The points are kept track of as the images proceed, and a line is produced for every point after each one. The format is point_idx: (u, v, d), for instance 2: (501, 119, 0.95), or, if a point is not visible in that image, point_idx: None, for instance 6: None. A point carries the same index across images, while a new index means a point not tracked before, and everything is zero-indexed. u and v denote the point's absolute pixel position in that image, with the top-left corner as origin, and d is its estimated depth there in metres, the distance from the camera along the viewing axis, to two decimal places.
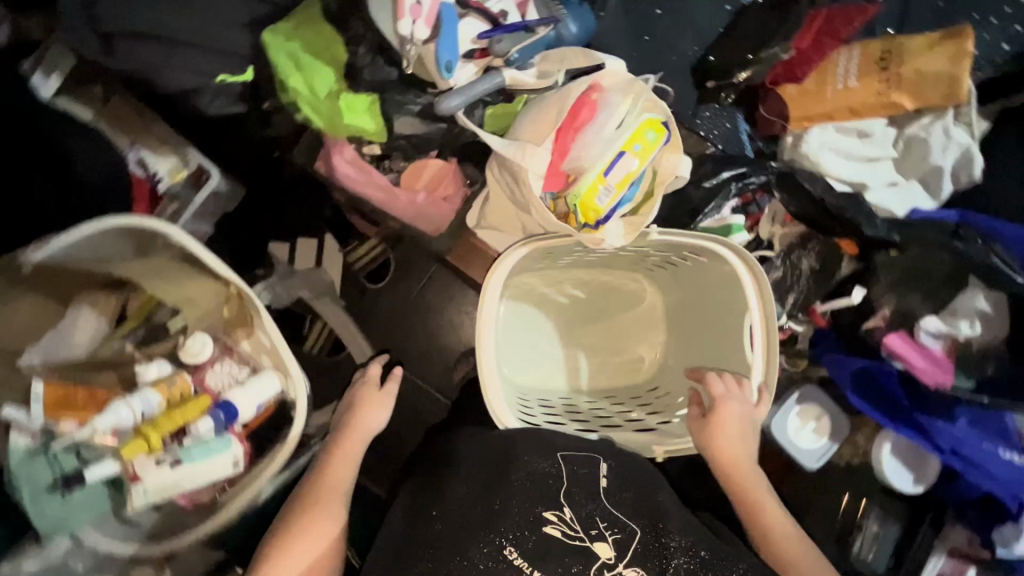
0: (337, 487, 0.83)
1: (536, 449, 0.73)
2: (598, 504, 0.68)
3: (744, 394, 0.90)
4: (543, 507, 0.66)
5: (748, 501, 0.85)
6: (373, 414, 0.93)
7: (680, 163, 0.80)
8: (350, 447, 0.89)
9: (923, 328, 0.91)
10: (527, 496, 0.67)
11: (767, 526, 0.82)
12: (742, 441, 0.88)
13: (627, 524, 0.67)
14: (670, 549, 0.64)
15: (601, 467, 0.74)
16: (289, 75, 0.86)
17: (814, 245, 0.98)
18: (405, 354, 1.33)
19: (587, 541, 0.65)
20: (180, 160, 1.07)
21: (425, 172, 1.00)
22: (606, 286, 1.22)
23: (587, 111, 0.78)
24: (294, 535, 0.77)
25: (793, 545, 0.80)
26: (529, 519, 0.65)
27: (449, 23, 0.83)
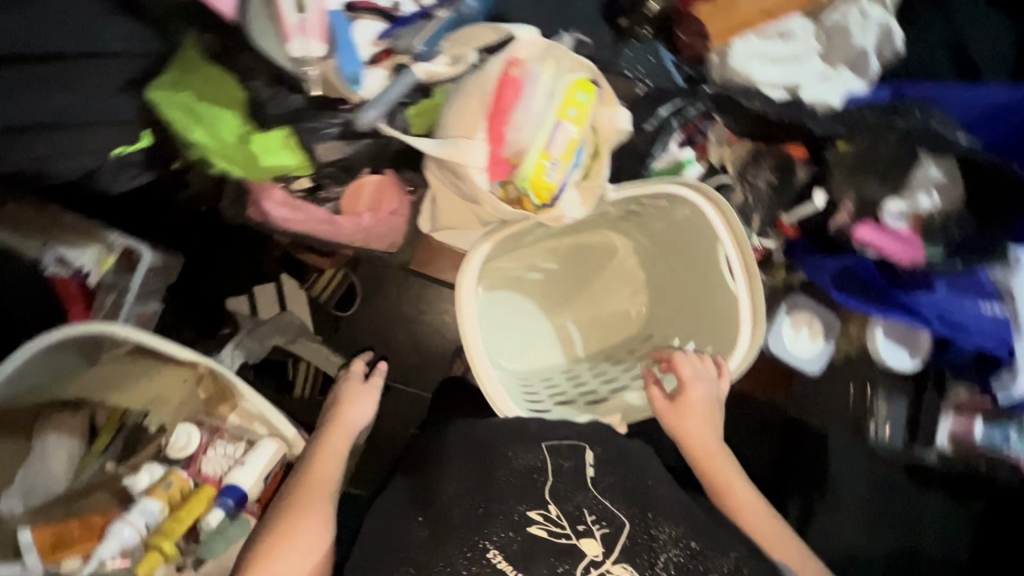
0: (324, 485, 0.75)
1: (519, 442, 0.67)
2: (586, 495, 0.62)
3: (710, 369, 0.90)
4: (528, 506, 0.60)
5: (718, 482, 0.85)
6: (358, 409, 0.86)
7: (618, 116, 0.78)
8: (335, 444, 0.81)
9: (887, 211, 0.91)
10: (512, 492, 0.61)
11: (738, 505, 0.83)
12: (708, 422, 0.89)
13: (616, 516, 0.60)
14: (660, 542, 0.59)
15: (590, 455, 0.67)
16: (190, 130, 0.80)
17: (766, 159, 0.97)
18: (398, 372, 1.31)
19: (573, 537, 0.58)
20: (104, 248, 0.98)
21: (363, 193, 0.94)
22: (576, 250, 1.20)
23: (512, 89, 0.74)
24: (275, 541, 0.68)
25: (755, 513, 0.82)
26: (514, 519, 0.59)
27: (342, 33, 0.77)
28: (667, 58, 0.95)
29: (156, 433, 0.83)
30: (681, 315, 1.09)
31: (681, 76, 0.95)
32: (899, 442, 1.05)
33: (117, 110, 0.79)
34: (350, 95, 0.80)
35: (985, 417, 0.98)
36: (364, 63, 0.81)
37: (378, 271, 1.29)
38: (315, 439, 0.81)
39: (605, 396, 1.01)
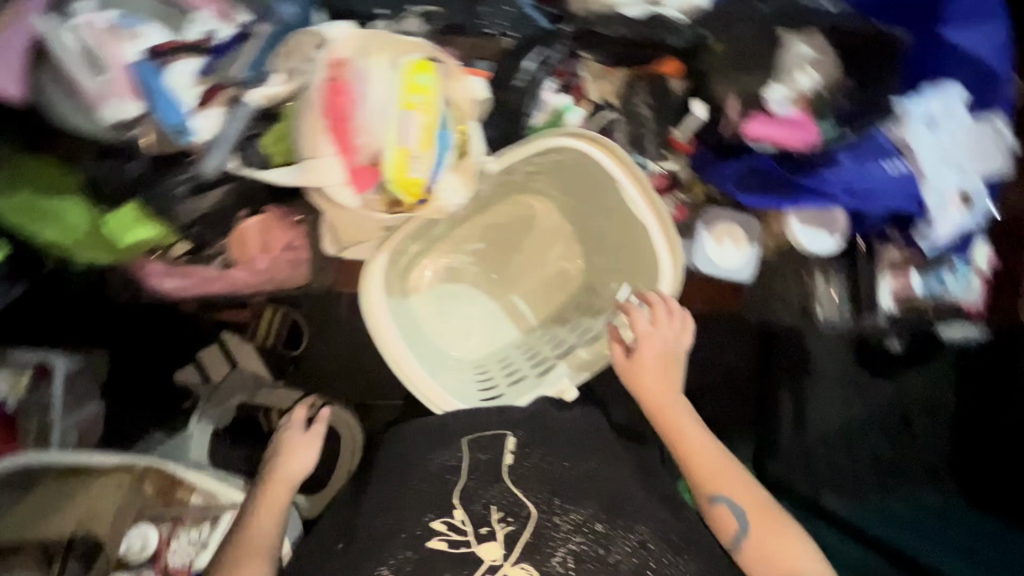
0: (262, 542, 0.72)
1: (437, 446, 0.71)
2: (498, 489, 0.64)
3: (676, 327, 0.86)
4: (433, 514, 0.61)
5: (670, 430, 0.82)
6: (300, 459, 0.82)
7: (471, 85, 0.75)
8: (273, 497, 0.78)
9: (772, 101, 0.89)
10: (416, 504, 0.63)
11: (690, 449, 0.79)
12: (665, 376, 0.86)
13: (522, 510, 0.61)
14: (562, 532, 0.59)
15: (510, 442, 0.71)
16: (39, 230, 0.76)
17: (642, 85, 0.94)
18: (365, 395, 1.26)
19: (474, 542, 0.58)
20: (13, 368, 0.98)
21: (247, 239, 0.89)
22: (498, 224, 1.16)
23: (346, 92, 0.70)
24: None
25: (716, 464, 0.77)
26: (417, 533, 0.60)
27: (152, 83, 0.71)
28: (524, 6, 0.88)
29: (96, 550, 0.83)
30: (612, 259, 1.08)
31: (546, 17, 0.90)
32: (846, 317, 1.07)
33: None
34: (188, 146, 0.75)
35: (919, 269, 1.01)
36: (195, 108, 0.74)
37: (324, 306, 1.23)
38: (255, 495, 0.79)
39: (553, 361, 1.00)
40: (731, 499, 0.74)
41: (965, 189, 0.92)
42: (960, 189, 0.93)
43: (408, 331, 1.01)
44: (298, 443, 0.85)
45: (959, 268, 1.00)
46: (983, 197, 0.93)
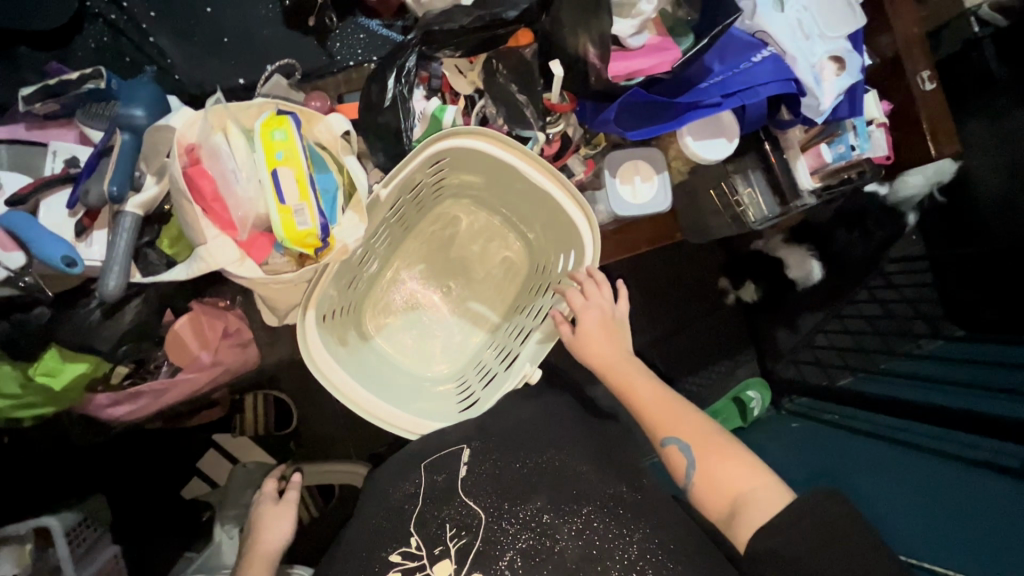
0: None
1: (401, 474, 0.76)
2: (452, 506, 0.71)
3: (608, 295, 0.83)
4: (394, 544, 0.69)
5: (620, 388, 0.77)
6: (279, 526, 0.80)
7: (330, 124, 0.79)
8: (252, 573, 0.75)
9: (626, 36, 0.91)
10: (385, 534, 0.70)
11: (638, 401, 0.75)
12: (612, 339, 0.81)
13: (473, 518, 0.70)
14: (511, 534, 0.67)
15: (464, 455, 0.74)
16: None
17: (501, 64, 0.96)
18: (361, 448, 1.27)
19: (429, 564, 0.68)
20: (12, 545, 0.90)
21: (186, 340, 0.87)
22: (429, 240, 1.16)
23: (210, 175, 0.74)
24: None
25: (668, 408, 0.73)
26: (379, 564, 0.68)
27: (29, 229, 0.72)
28: (376, 28, 1.05)
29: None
30: (543, 235, 1.10)
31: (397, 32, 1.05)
32: (775, 209, 1.06)
33: None
34: (81, 276, 0.76)
35: (824, 142, 1.02)
36: (74, 239, 0.77)
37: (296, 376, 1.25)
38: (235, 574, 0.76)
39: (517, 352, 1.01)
40: (678, 437, 0.69)
41: (833, 53, 0.96)
42: (828, 55, 0.97)
43: (364, 371, 0.97)
44: (273, 512, 0.83)
45: (860, 128, 1.02)
46: (854, 54, 0.96)
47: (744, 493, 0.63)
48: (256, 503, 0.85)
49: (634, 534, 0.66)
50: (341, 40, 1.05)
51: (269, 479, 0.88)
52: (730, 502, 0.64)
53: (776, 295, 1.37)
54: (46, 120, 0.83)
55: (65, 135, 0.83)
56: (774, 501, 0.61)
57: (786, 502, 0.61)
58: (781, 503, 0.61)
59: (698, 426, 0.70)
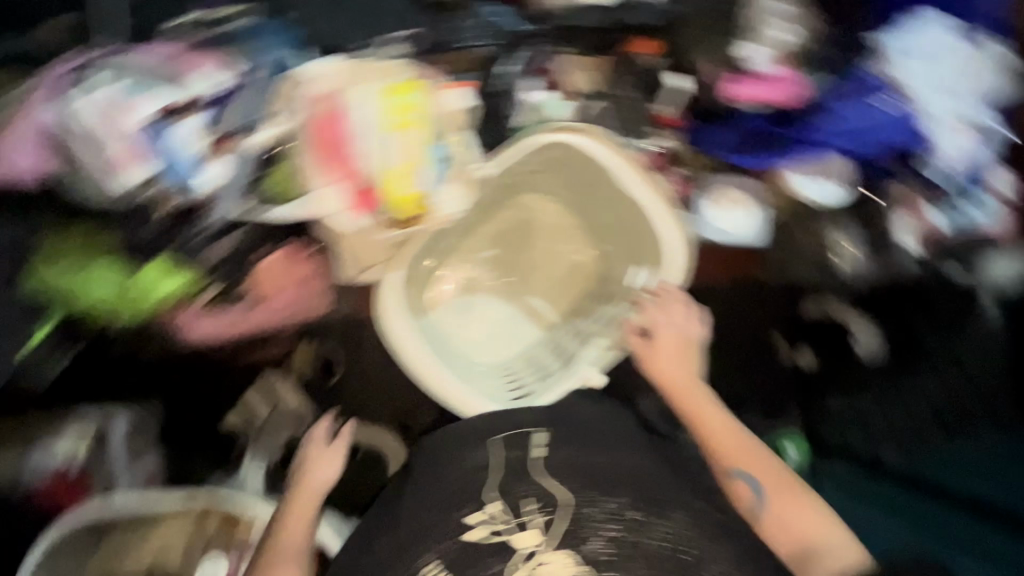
0: (293, 548, 0.73)
1: (469, 443, 0.68)
2: (529, 482, 0.59)
3: (687, 319, 0.91)
4: (467, 510, 0.58)
5: (688, 415, 0.82)
6: (327, 468, 0.84)
7: (452, 99, 0.88)
8: (301, 503, 0.79)
9: (752, 60, 0.91)
10: (449, 501, 0.60)
11: (709, 430, 0.78)
12: (682, 362, 0.89)
13: (557, 497, 0.57)
14: (596, 522, 0.55)
15: (539, 436, 0.66)
16: (79, 299, 0.85)
17: (624, 68, 0.96)
18: None
19: (507, 534, 0.55)
20: (75, 433, 0.96)
21: (268, 276, 0.94)
22: (505, 229, 1.17)
23: (342, 121, 0.82)
24: None
25: (739, 441, 0.76)
26: (452, 528, 0.57)
27: (158, 147, 0.80)
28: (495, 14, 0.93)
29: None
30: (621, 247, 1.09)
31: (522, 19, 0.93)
32: (869, 266, 1.00)
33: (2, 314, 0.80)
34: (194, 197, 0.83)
35: (928, 201, 0.96)
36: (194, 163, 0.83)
37: None
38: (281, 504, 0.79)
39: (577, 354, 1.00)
40: (748, 471, 0.73)
41: (964, 117, 0.90)
42: (957, 118, 0.90)
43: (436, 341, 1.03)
44: (324, 455, 0.87)
45: (970, 191, 0.93)
46: (987, 119, 0.91)
47: (816, 543, 0.67)
48: (303, 444, 0.90)
49: (726, 552, 0.56)
50: None
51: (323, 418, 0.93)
52: (801, 546, 0.67)
53: (834, 364, 1.01)
54: (192, 49, 0.85)
55: (201, 64, 0.84)
56: (848, 556, 0.65)
57: (858, 558, 0.65)
58: (852, 558, 0.65)
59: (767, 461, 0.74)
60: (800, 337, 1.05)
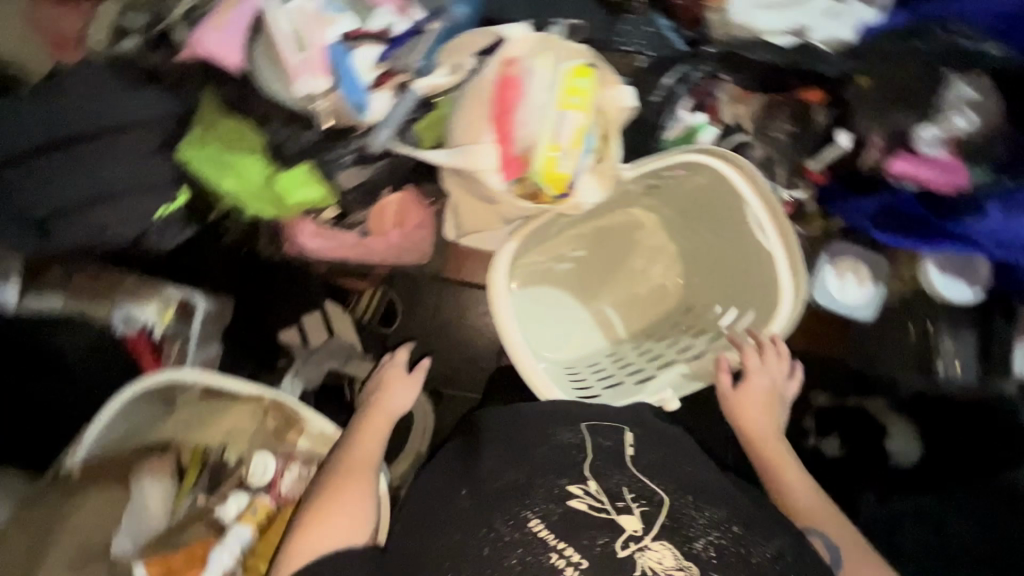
0: (364, 461, 0.83)
1: (559, 424, 0.77)
2: (625, 474, 0.67)
3: (783, 370, 0.90)
4: (568, 481, 0.66)
5: (768, 467, 0.84)
6: (399, 394, 0.94)
7: (621, 95, 0.79)
8: (375, 422, 0.89)
9: (921, 139, 0.88)
10: (551, 467, 0.68)
11: (788, 486, 0.81)
12: (769, 414, 0.89)
13: (654, 494, 0.64)
14: (700, 524, 0.62)
15: (627, 437, 0.76)
16: (221, 180, 0.87)
17: (783, 109, 0.94)
18: None
19: (613, 513, 0.62)
20: (162, 300, 1.03)
21: (386, 213, 0.98)
22: (604, 232, 1.18)
23: (513, 90, 0.75)
24: (324, 506, 0.76)
25: (818, 506, 0.79)
26: (556, 493, 0.64)
27: (342, 64, 0.82)
28: (665, 29, 0.94)
29: (236, 465, 0.90)
30: (713, 281, 1.07)
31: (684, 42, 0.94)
32: (973, 376, 0.98)
33: (153, 172, 0.92)
34: (358, 121, 0.85)
35: None
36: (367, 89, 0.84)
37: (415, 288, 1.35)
38: (355, 418, 0.90)
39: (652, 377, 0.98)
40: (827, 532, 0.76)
41: None
42: None
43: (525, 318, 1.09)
44: (400, 381, 0.96)
45: None
46: None
47: None
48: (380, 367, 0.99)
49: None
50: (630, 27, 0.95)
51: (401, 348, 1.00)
52: None
53: (862, 461, 1.02)
54: None
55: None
56: None
57: None
58: None
59: (843, 529, 0.77)
60: (834, 427, 1.06)
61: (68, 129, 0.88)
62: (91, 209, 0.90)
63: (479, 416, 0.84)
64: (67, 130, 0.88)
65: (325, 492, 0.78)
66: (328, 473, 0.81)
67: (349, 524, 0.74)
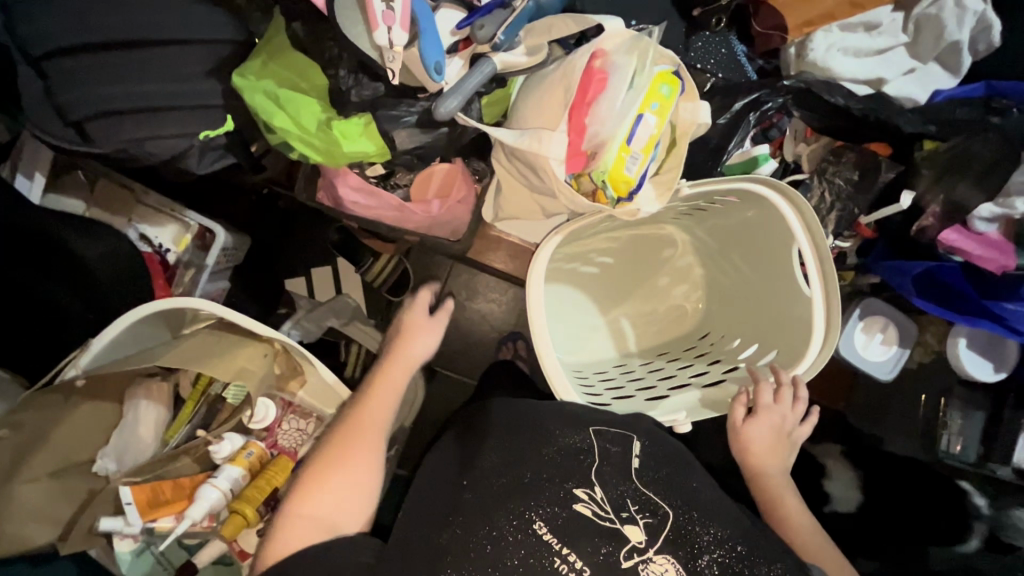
0: (375, 417, 0.80)
1: (570, 425, 0.76)
2: (630, 486, 0.69)
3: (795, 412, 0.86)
4: (575, 485, 0.68)
5: (770, 499, 0.86)
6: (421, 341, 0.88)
7: (698, 109, 0.77)
8: (394, 374, 0.84)
9: (977, 215, 0.87)
10: (566, 474, 0.69)
11: (788, 519, 0.84)
12: (775, 452, 0.87)
13: (658, 507, 0.67)
14: (704, 543, 0.65)
15: (635, 445, 0.76)
16: (273, 116, 0.83)
17: (849, 156, 0.93)
18: (438, 357, 1.37)
19: (618, 522, 0.65)
20: (181, 226, 1.05)
21: (432, 180, 0.99)
22: (634, 242, 1.17)
23: (596, 83, 0.73)
24: (331, 463, 0.76)
25: (817, 541, 0.82)
26: (561, 496, 0.67)
27: (425, 21, 0.77)
28: (738, 51, 1.00)
29: (240, 405, 0.87)
30: (736, 312, 1.07)
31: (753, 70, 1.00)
32: (972, 455, 1.02)
33: (202, 92, 0.88)
34: (429, 84, 0.81)
35: None
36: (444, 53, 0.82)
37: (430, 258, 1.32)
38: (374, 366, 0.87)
39: (664, 397, 0.98)
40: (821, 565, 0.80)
41: None
42: None
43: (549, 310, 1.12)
44: (425, 324, 0.90)
45: None
46: None
47: None
48: (402, 307, 0.92)
49: None
50: (704, 41, 0.98)
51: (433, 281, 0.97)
52: None
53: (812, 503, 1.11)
54: None
55: None
56: None
57: None
58: None
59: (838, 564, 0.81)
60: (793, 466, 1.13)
61: (129, 33, 0.84)
62: (135, 118, 0.85)
63: (491, 402, 0.83)
64: (128, 34, 0.84)
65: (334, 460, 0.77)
66: (338, 434, 0.79)
67: (356, 499, 0.75)
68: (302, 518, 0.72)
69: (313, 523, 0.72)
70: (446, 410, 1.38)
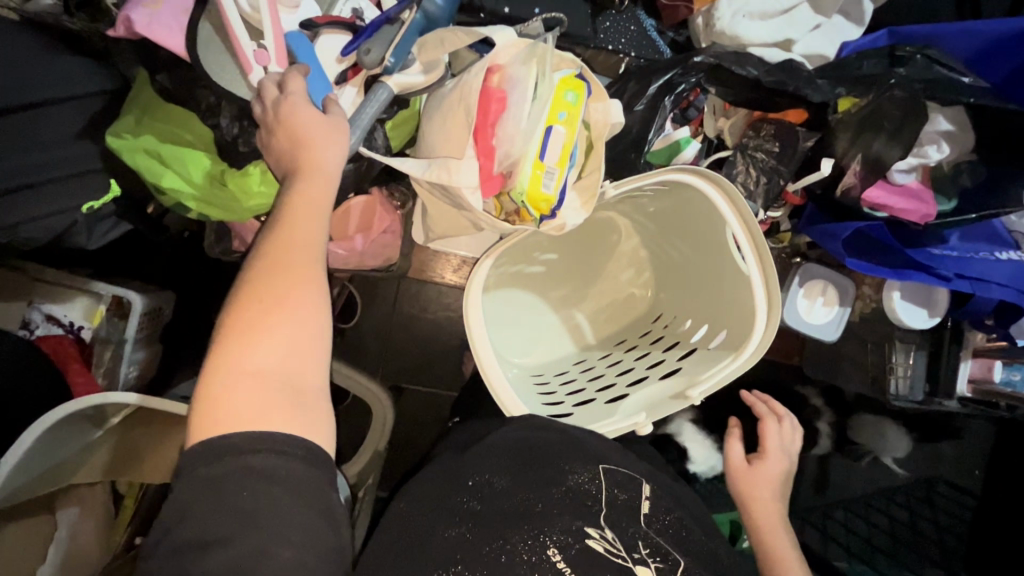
0: (304, 248, 0.58)
1: (579, 460, 0.75)
2: (640, 528, 0.68)
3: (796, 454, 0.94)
4: (585, 522, 0.66)
5: (767, 553, 0.82)
6: (330, 150, 0.63)
7: (609, 109, 0.74)
8: (314, 193, 0.61)
9: (896, 168, 0.89)
10: (573, 511, 0.67)
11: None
12: (776, 498, 0.88)
13: (670, 554, 0.66)
14: None
15: (644, 488, 0.76)
16: (159, 177, 0.75)
17: (767, 129, 0.92)
18: (403, 375, 1.33)
19: (630, 560, 0.63)
20: (92, 298, 0.96)
21: (351, 215, 0.95)
22: (574, 235, 1.15)
23: (496, 103, 0.70)
24: (259, 320, 0.53)
25: None
26: (573, 528, 0.65)
27: (304, 54, 0.71)
28: (648, 27, 0.94)
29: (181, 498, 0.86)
30: (682, 292, 1.06)
31: (667, 47, 0.95)
32: (919, 395, 1.12)
33: (78, 157, 0.78)
34: None
35: (1002, 360, 1.03)
36: (333, 82, 0.75)
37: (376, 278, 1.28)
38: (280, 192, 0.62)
39: (623, 391, 0.97)
40: None
41: None
42: None
43: (500, 318, 1.08)
44: (323, 126, 0.63)
45: None
46: None
47: None
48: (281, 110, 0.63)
49: None
50: (612, 21, 0.92)
51: (299, 65, 0.68)
52: None
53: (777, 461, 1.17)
54: None
55: None
56: None
57: None
58: None
59: None
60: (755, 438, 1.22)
61: None
62: (8, 200, 0.75)
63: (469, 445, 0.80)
64: None
65: (272, 306, 0.54)
66: (257, 292, 0.55)
67: (313, 351, 0.55)
68: (254, 391, 0.51)
69: (272, 400, 0.51)
70: (423, 424, 1.35)
